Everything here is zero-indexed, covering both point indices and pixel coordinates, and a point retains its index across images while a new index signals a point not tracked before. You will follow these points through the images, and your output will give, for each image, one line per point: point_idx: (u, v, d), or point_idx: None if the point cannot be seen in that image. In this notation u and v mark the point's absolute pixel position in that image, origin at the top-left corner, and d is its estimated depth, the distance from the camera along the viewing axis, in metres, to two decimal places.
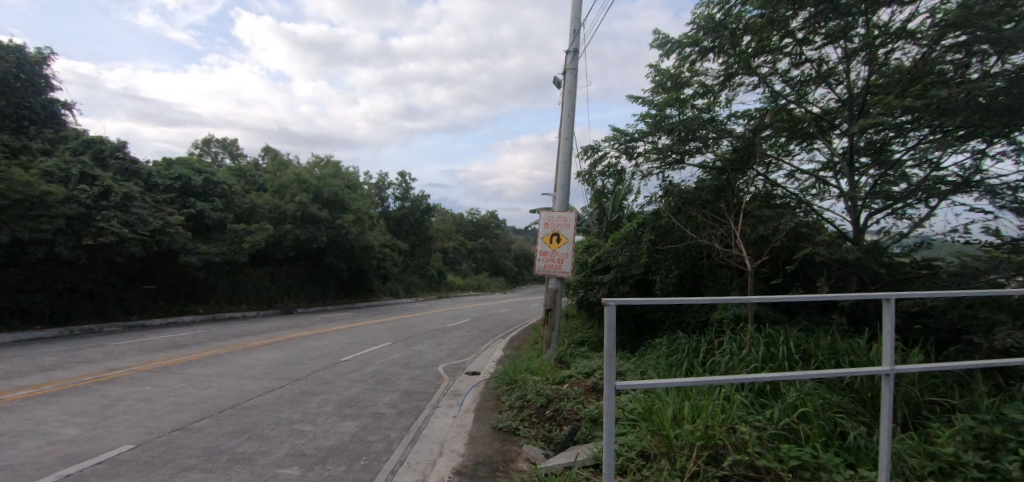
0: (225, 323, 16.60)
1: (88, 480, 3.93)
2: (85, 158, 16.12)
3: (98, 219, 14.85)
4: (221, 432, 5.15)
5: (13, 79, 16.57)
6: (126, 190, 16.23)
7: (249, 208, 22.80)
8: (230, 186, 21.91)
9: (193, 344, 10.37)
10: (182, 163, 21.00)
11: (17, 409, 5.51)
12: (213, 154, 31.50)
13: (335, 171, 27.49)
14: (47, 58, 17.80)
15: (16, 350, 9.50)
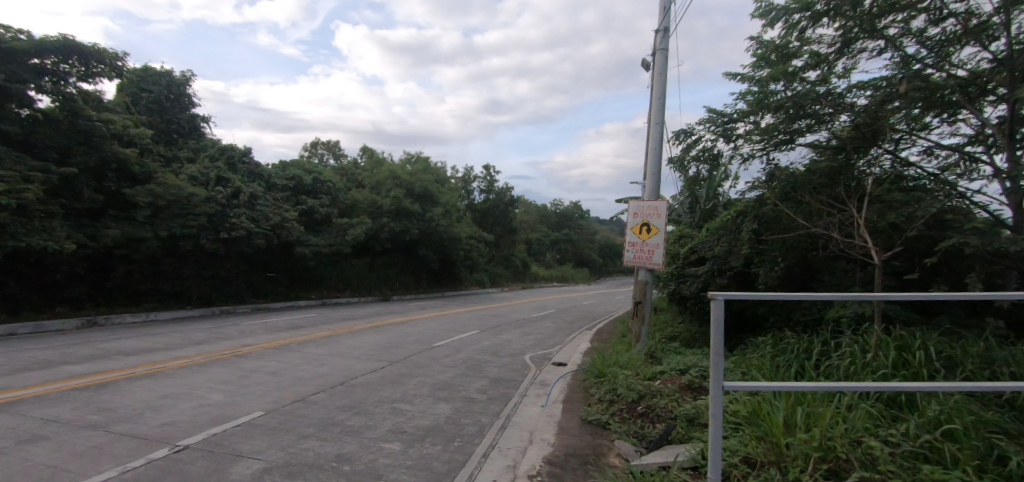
0: (333, 308, 18.38)
1: (230, 439, 4.57)
2: (220, 164, 18.72)
3: (231, 216, 17.15)
4: (334, 406, 5.68)
5: (165, 100, 19.97)
6: (252, 190, 18.57)
7: (352, 203, 24.89)
8: (334, 184, 24.10)
9: (309, 326, 11.64)
10: (295, 164, 23.56)
11: (177, 375, 6.60)
12: (320, 156, 34.97)
13: (425, 167, 28.90)
14: (190, 79, 20.94)
15: (178, 326, 11.42)
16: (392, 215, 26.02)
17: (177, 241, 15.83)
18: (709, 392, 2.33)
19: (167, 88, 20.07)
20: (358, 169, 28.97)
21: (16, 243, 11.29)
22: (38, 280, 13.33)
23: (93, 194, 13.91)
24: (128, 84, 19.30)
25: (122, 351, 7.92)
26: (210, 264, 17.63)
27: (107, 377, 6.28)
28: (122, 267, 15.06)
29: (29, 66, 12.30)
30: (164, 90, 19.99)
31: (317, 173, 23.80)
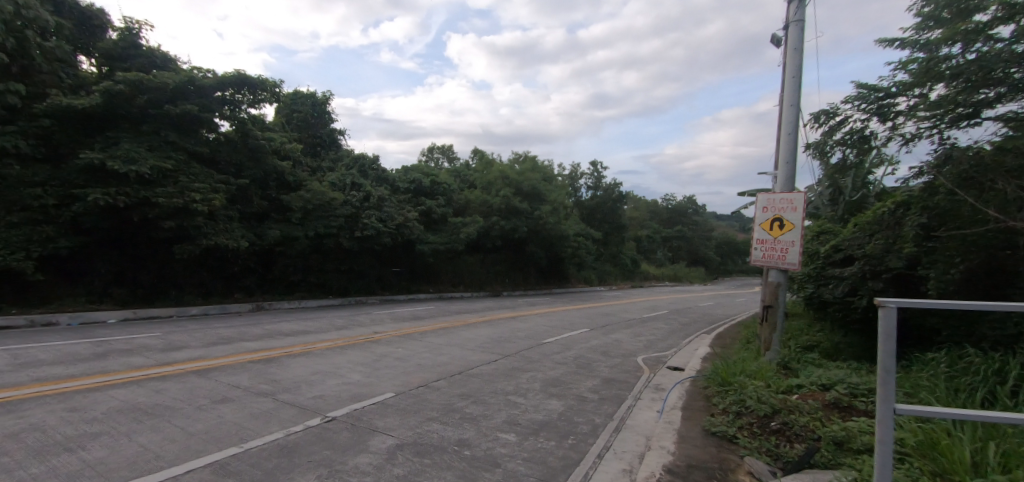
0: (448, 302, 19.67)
1: (367, 415, 5.13)
2: (354, 171, 21.13)
3: (363, 217, 19.10)
4: (453, 393, 6.06)
5: (312, 118, 23.21)
6: (381, 193, 20.59)
7: (465, 203, 26.28)
8: (449, 186, 25.67)
9: (428, 317, 12.62)
10: (415, 169, 25.66)
11: (325, 355, 7.63)
12: (435, 160, 37.60)
13: (533, 165, 29.22)
14: (329, 99, 24.02)
15: (321, 313, 13.21)
16: (502, 213, 26.90)
17: (320, 240, 18.29)
18: (875, 414, 2.01)
19: (312, 108, 23.25)
20: (470, 170, 30.49)
21: (208, 242, 14.07)
22: (222, 272, 16.45)
23: (259, 201, 16.98)
24: (284, 107, 22.81)
25: (283, 332, 9.39)
26: (347, 260, 20.07)
27: (272, 354, 7.49)
28: (280, 262, 17.86)
29: (213, 99, 15.10)
30: (310, 110, 23.19)
31: (434, 176, 25.56)
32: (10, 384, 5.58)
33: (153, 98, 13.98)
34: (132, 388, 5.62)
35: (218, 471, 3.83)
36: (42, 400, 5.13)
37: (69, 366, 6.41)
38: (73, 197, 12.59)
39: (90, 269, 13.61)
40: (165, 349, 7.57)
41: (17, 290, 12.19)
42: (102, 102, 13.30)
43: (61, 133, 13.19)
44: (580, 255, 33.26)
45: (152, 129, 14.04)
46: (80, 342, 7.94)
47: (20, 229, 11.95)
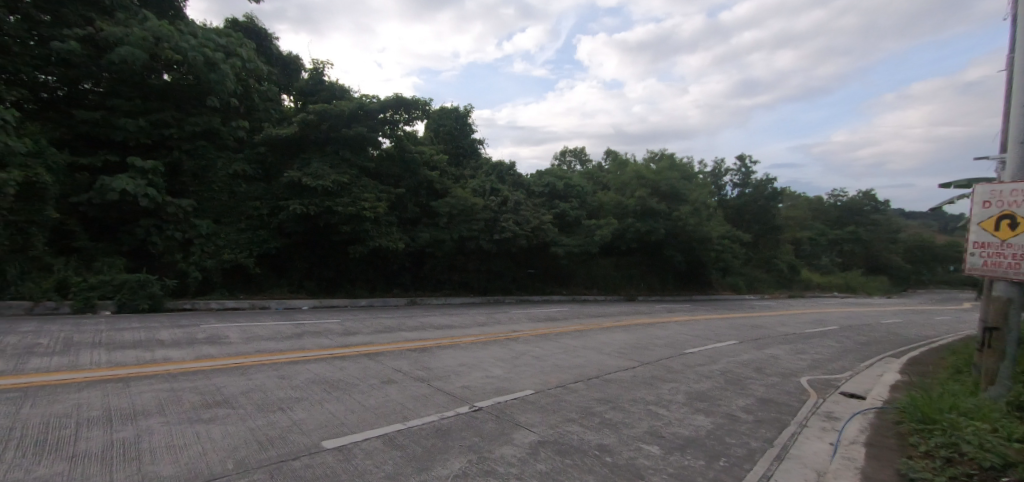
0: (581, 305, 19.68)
1: (510, 409, 5.44)
2: (492, 178, 22.49)
3: (502, 220, 20.15)
4: (591, 397, 6.09)
5: (456, 131, 25.53)
6: (517, 198, 21.45)
7: (599, 205, 25.87)
8: (583, 188, 25.55)
9: (563, 319, 12.82)
10: (549, 173, 26.24)
11: (471, 348, 8.31)
12: (568, 163, 37.81)
13: (671, 163, 27.47)
14: (470, 112, 26.07)
15: (465, 310, 14.35)
16: (637, 215, 25.80)
17: (464, 242, 19.85)
18: None
19: (455, 122, 25.51)
20: (602, 172, 30.06)
21: (373, 243, 16.32)
22: (384, 269, 19.03)
23: (413, 207, 19.19)
24: (432, 122, 25.47)
25: (433, 325, 10.49)
26: (486, 260, 21.45)
27: (426, 343, 8.42)
28: (430, 262, 19.94)
29: (377, 120, 17.50)
30: (453, 123, 25.42)
31: (567, 179, 25.74)
32: (243, 352, 7.27)
33: (334, 123, 16.78)
34: (321, 364, 6.85)
35: (387, 443, 4.44)
36: (262, 367, 6.56)
37: (279, 341, 8.09)
38: (279, 207, 15.85)
39: (290, 265, 16.95)
40: (344, 333, 9.06)
41: (244, 280, 15.80)
42: (298, 130, 16.53)
43: (272, 157, 16.75)
44: (725, 259, 30.31)
45: (333, 149, 16.90)
46: (286, 323, 9.97)
47: (246, 234, 15.47)
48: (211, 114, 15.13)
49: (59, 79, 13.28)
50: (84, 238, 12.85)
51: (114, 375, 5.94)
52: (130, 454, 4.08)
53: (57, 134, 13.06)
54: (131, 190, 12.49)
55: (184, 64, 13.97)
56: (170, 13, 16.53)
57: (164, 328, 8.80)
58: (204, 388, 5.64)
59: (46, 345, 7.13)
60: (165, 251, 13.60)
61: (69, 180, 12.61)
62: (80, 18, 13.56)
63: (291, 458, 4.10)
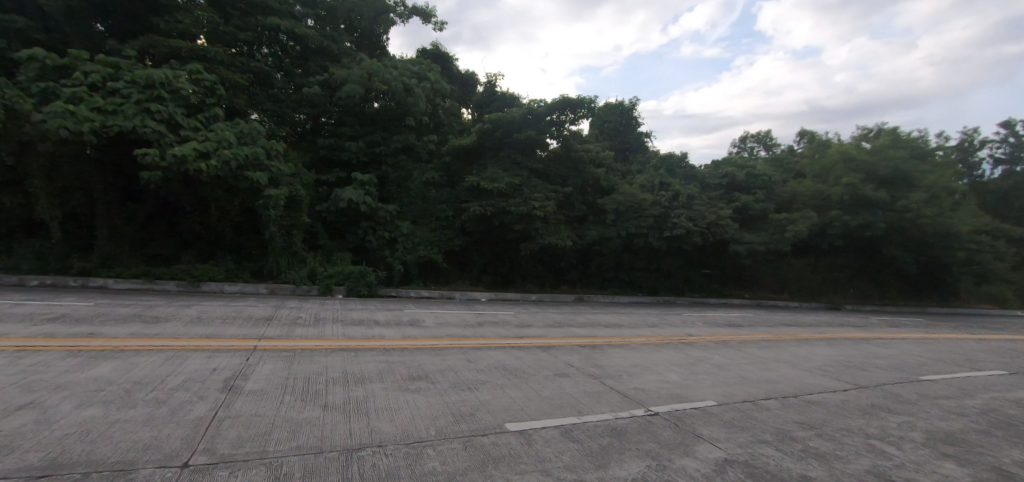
0: (769, 311, 17.30)
1: (690, 419, 5.07)
2: (661, 172, 21.30)
3: (673, 216, 18.94)
4: (789, 419, 5.26)
5: (620, 127, 25.22)
6: (691, 191, 19.88)
7: (790, 196, 22.23)
8: (770, 177, 22.28)
9: (749, 326, 11.41)
10: (727, 161, 23.57)
11: (644, 350, 8.01)
12: (750, 149, 33.38)
13: (895, 140, 21.93)
14: (634, 105, 25.30)
15: (636, 310, 13.90)
16: (845, 207, 21.16)
17: (631, 240, 19.32)
18: None
19: (620, 116, 25.13)
20: (794, 157, 25.74)
21: (542, 241, 17.14)
22: (552, 266, 19.79)
23: (580, 205, 19.42)
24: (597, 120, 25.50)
25: (602, 323, 10.45)
26: (654, 259, 20.52)
27: (597, 341, 8.42)
28: (597, 259, 19.94)
29: (544, 123, 18.27)
30: (617, 119, 25.05)
31: (750, 168, 22.74)
32: (437, 335, 8.38)
33: (507, 129, 18.10)
34: (500, 351, 7.45)
35: (564, 434, 4.57)
36: (452, 350, 7.46)
37: (464, 328, 9.09)
38: (461, 209, 17.88)
39: (470, 261, 18.87)
40: (519, 325, 9.70)
41: (434, 273, 18.26)
42: (476, 139, 18.33)
43: (455, 165, 18.95)
44: (983, 261, 22.90)
45: (506, 154, 18.28)
46: (470, 312, 11.18)
47: (435, 233, 17.83)
48: (408, 131, 17.89)
49: (307, 116, 17.41)
50: (325, 237, 16.51)
51: (349, 345, 7.50)
52: (361, 410, 5.06)
53: (308, 158, 17.14)
54: (355, 199, 15.69)
55: (389, 92, 16.84)
56: (377, 52, 20.14)
57: (381, 310, 10.78)
58: (409, 363, 6.68)
59: (304, 318, 9.39)
60: (377, 248, 16.60)
61: (316, 193, 16.39)
62: (319, 67, 17.53)
63: (480, 434, 4.54)
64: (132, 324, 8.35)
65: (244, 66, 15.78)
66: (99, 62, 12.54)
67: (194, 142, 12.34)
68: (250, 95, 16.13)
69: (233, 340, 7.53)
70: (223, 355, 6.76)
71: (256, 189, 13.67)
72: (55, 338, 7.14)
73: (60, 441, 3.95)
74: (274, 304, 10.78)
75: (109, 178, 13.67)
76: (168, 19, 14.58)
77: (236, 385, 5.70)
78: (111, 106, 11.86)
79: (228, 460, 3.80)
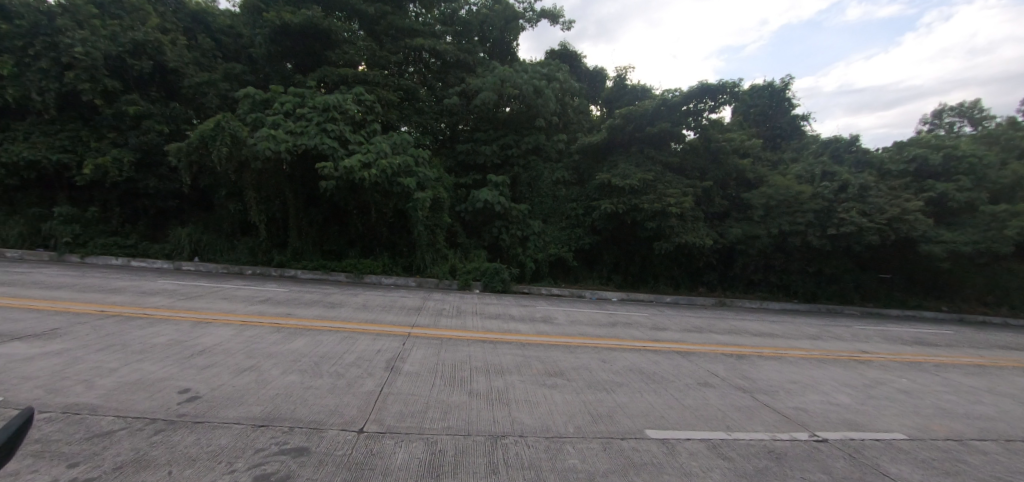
0: (981, 329, 13.83)
1: (869, 452, 4.32)
2: (822, 159, 18.34)
3: (839, 210, 16.19)
4: (1018, 469, 4.14)
5: (767, 111, 22.61)
6: (863, 180, 16.75)
7: (1012, 181, 17.35)
8: (981, 158, 17.63)
9: (951, 345, 9.27)
10: (914, 141, 19.29)
11: (805, 365, 7.05)
12: (949, 124, 26.82)
13: None
14: (786, 84, 22.31)
15: (791, 318, 12.31)
16: None
17: (783, 239, 17.11)
18: None
19: (769, 99, 22.51)
20: (1022, 130, 19.90)
21: (678, 240, 16.17)
22: (688, 267, 18.55)
23: (720, 201, 17.84)
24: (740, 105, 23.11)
25: (750, 330, 9.49)
26: (813, 261, 17.86)
27: (745, 350, 7.67)
28: (740, 260, 18.08)
29: (680, 113, 17.15)
30: (766, 101, 22.44)
31: (951, 148, 18.25)
32: (568, 333, 8.50)
33: (638, 123, 17.41)
34: (635, 354, 7.26)
35: (709, 449, 4.27)
36: (586, 349, 7.49)
37: (596, 328, 9.05)
38: (591, 207, 17.78)
39: (599, 259, 18.64)
40: (654, 328, 9.31)
41: (564, 271, 18.49)
42: (606, 136, 18.01)
43: (584, 162, 18.87)
44: None
45: (637, 148, 17.63)
46: (601, 311, 11.10)
47: (564, 231, 18.02)
48: (538, 132, 18.38)
49: (446, 125, 19.02)
50: (462, 236, 17.82)
51: (489, 338, 8.03)
52: (504, 401, 5.39)
53: (448, 163, 18.72)
54: (489, 199, 16.71)
55: (520, 96, 17.50)
56: (508, 57, 21.05)
57: (515, 306, 11.33)
58: (545, 359, 6.89)
59: (448, 310, 10.33)
60: (509, 246, 17.38)
61: (455, 195, 17.79)
62: (456, 78, 19.04)
63: (618, 437, 4.49)
64: (318, 308, 10.13)
65: (395, 85, 17.88)
66: (291, 93, 15.40)
67: (358, 154, 14.38)
68: (400, 110, 18.22)
69: (391, 326, 8.63)
70: (385, 339, 7.80)
71: (406, 193, 15.34)
72: (266, 316, 9.03)
73: (274, 399, 5.00)
74: (422, 296, 12.07)
75: (298, 188, 16.71)
76: (338, 52, 17.24)
77: (397, 366, 6.53)
78: (299, 129, 14.49)
79: (394, 431, 4.40)
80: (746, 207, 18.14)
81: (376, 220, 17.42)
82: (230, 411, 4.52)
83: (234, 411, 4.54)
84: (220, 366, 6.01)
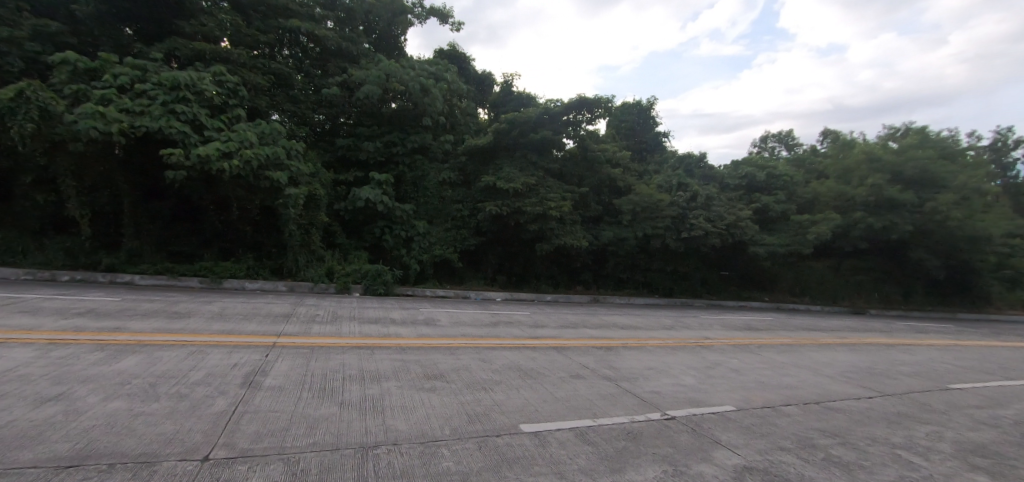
0: (789, 314, 17.11)
1: (707, 424, 4.97)
2: (678, 172, 21.01)
3: (690, 217, 18.67)
4: (810, 426, 5.12)
5: (636, 127, 25.30)
6: (709, 192, 19.58)
7: (811, 197, 21.76)
8: (790, 177, 21.82)
9: (767, 329, 11.22)
10: (746, 161, 23.12)
11: (660, 352, 7.92)
12: (771, 149, 32.76)
13: (923, 139, 21.09)
14: (651, 104, 25.17)
15: (650, 311, 13.81)
16: (869, 208, 20.47)
17: (647, 241, 19.16)
18: None
19: (636, 116, 25.21)
20: (817, 157, 25.04)
21: (558, 241, 17.14)
22: (567, 267, 19.78)
23: (594, 206, 19.38)
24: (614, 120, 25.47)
25: (617, 324, 10.39)
26: (670, 260, 20.32)
27: (612, 343, 8.37)
28: (611, 260, 19.86)
29: (561, 123, 18.23)
30: (634, 118, 25.10)
31: (771, 168, 22.23)
32: (450, 334, 8.42)
33: (523, 129, 18.08)
34: (514, 351, 7.46)
35: (578, 437, 4.53)
36: (467, 349, 7.50)
37: (478, 328, 9.13)
38: (476, 209, 17.98)
39: (485, 260, 18.91)
40: (533, 325, 9.68)
41: (449, 273, 18.41)
42: (492, 139, 18.35)
43: (470, 164, 19.03)
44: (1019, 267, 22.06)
45: (522, 153, 18.31)
46: (484, 311, 11.22)
47: (450, 232, 17.92)
48: (425, 131, 18.06)
49: (326, 117, 17.77)
50: (342, 236, 16.72)
51: (365, 343, 7.59)
52: (377, 409, 5.10)
53: (327, 158, 17.45)
54: (370, 198, 15.89)
55: (406, 93, 17.01)
56: (394, 52, 20.58)
57: (396, 309, 10.88)
58: (423, 362, 6.71)
59: (321, 315, 9.54)
60: (393, 247, 16.79)
61: (334, 192, 16.62)
62: (338, 68, 17.93)
63: (494, 435, 4.53)
64: (157, 318, 8.61)
65: (265, 68, 16.11)
66: (128, 64, 12.97)
67: (217, 142, 12.63)
68: (270, 96, 16.42)
69: (252, 337, 7.69)
70: (242, 351, 6.90)
71: (275, 188, 13.87)
72: (84, 332, 7.38)
73: (88, 432, 4.08)
74: (293, 302, 10.99)
75: (136, 177, 14.10)
76: (192, 23, 14.98)
77: (256, 380, 5.81)
78: (138, 108, 12.24)
79: (247, 455, 3.86)
80: (617, 212, 19.97)
81: (239, 217, 15.47)
82: (20, 453, 3.56)
83: (27, 452, 3.59)
84: (7, 397, 4.72)
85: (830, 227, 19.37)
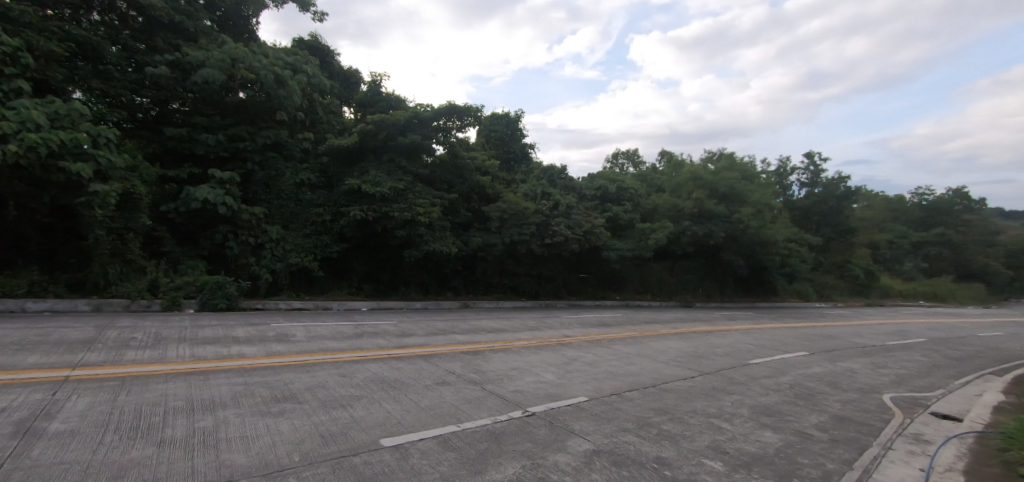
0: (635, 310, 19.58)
1: (563, 416, 5.38)
2: (543, 182, 22.53)
3: (554, 224, 20.13)
4: (647, 407, 5.89)
5: (506, 137, 26.43)
6: (569, 201, 21.40)
7: (652, 208, 25.22)
8: (635, 190, 25.01)
9: (616, 324, 12.63)
10: (601, 174, 25.84)
11: (524, 353, 8.35)
12: (621, 165, 37.12)
13: (730, 163, 26.05)
14: (519, 117, 26.57)
15: (516, 314, 14.50)
16: (693, 218, 24.53)
17: (514, 246, 20.09)
18: None
19: (505, 127, 26.38)
20: (657, 173, 29.14)
21: (427, 248, 16.95)
22: (438, 273, 19.72)
23: (465, 212, 19.69)
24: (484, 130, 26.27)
25: (485, 328, 10.67)
26: (536, 265, 21.64)
27: (479, 347, 8.55)
28: (481, 265, 20.40)
29: (431, 128, 18.14)
30: (503, 129, 26.24)
31: (620, 182, 25.21)
32: (306, 350, 7.71)
33: (393, 131, 17.53)
34: (378, 363, 7.13)
35: (442, 444, 4.51)
36: (325, 365, 6.94)
37: (339, 341, 8.52)
38: (339, 213, 16.87)
39: (349, 268, 17.95)
40: (400, 334, 9.41)
41: (308, 282, 16.92)
42: (358, 140, 17.42)
43: (334, 165, 17.80)
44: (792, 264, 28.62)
45: (390, 157, 17.73)
46: (347, 323, 10.54)
47: (310, 238, 16.52)
48: (279, 127, 16.37)
49: (151, 100, 15.00)
50: (170, 243, 14.27)
51: (196, 368, 6.52)
52: (208, 443, 4.40)
53: (150, 149, 14.70)
54: (209, 199, 13.81)
55: (257, 82, 15.21)
56: (243, 35, 18.26)
57: (240, 325, 9.60)
58: (272, 383, 6.03)
59: (138, 339, 7.93)
60: (238, 255, 14.86)
61: (160, 190, 14.08)
62: (168, 45, 15.27)
63: (351, 454, 4.26)
64: None
65: (62, 33, 12.94)
66: None
67: None
68: (69, 68, 13.24)
69: (29, 372, 6.02)
70: (12, 391, 5.36)
71: (74, 183, 11.19)
72: None
73: None
74: (98, 323, 8.95)
75: None
76: None
77: (33, 426, 4.55)
78: None
79: None
80: (486, 218, 20.56)
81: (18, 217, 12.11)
82: None
83: None
84: None
85: (664, 233, 22.69)
